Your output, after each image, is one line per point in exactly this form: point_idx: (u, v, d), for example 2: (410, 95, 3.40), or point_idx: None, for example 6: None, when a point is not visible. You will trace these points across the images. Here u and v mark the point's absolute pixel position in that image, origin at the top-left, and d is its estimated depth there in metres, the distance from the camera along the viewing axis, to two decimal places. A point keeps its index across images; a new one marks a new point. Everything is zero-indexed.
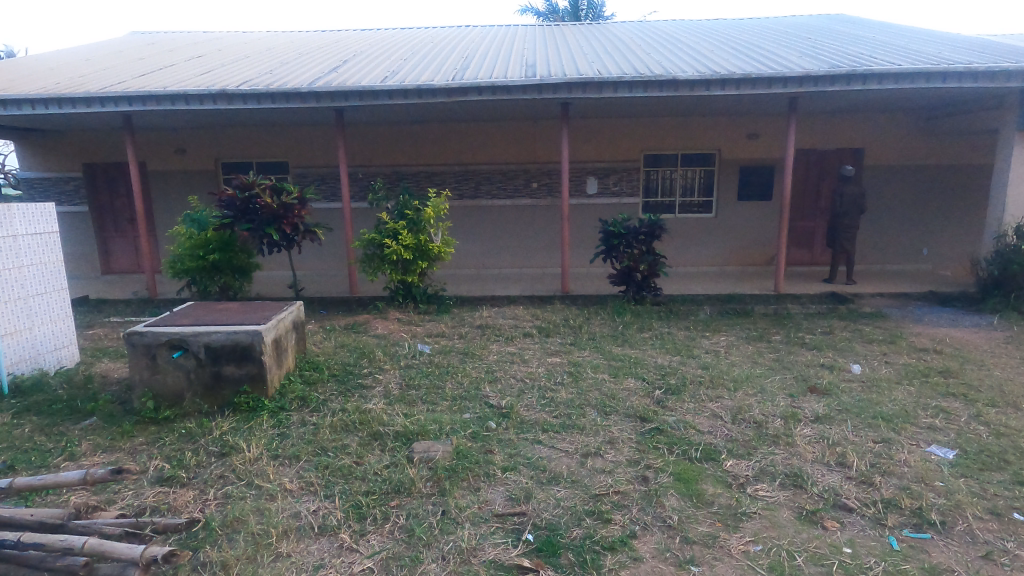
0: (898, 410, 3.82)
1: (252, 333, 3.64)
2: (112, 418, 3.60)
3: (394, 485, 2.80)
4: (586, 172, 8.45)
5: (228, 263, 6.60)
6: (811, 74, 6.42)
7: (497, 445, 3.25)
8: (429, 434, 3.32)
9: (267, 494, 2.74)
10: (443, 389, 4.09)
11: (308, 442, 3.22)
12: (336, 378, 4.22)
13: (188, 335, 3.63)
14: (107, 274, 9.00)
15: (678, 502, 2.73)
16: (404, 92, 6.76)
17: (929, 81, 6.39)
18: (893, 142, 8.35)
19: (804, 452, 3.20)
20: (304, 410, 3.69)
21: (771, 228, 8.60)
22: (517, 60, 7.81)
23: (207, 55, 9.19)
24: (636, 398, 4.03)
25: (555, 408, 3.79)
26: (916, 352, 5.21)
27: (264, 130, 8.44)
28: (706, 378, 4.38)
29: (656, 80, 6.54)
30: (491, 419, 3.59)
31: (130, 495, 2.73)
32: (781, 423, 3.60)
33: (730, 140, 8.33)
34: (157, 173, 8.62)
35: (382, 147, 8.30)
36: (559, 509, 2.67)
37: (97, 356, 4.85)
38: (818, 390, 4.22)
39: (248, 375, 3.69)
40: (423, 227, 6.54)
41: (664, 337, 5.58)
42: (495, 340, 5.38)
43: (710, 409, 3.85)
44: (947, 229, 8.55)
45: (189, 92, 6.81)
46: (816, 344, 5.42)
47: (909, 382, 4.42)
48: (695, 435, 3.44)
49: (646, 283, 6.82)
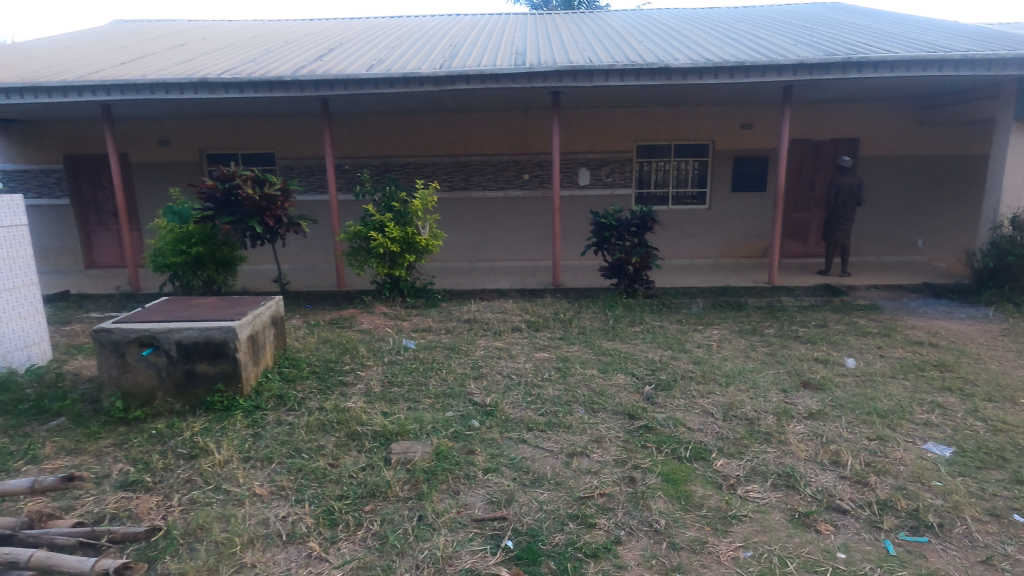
0: (894, 406, 3.73)
1: (226, 330, 3.51)
2: (81, 419, 3.45)
3: (369, 489, 2.67)
4: (577, 163, 8.32)
5: (211, 256, 6.47)
6: (806, 63, 6.32)
7: (480, 446, 3.12)
8: (409, 434, 3.18)
9: (235, 500, 2.61)
10: (427, 386, 3.97)
11: (283, 442, 3.09)
12: (317, 376, 4.09)
13: (158, 332, 3.49)
14: (90, 268, 8.84)
15: (666, 504, 2.62)
16: (391, 81, 6.63)
17: (926, 69, 6.30)
18: (888, 132, 8.25)
19: (798, 451, 3.09)
20: (281, 409, 3.56)
21: (765, 218, 8.49)
22: (507, 49, 7.65)
23: (191, 42, 9.00)
24: (626, 395, 3.91)
25: (541, 406, 3.67)
26: (911, 345, 5.13)
27: (250, 121, 8.29)
28: (698, 374, 4.29)
29: (648, 69, 6.42)
30: (474, 418, 3.46)
31: (90, 501, 2.60)
32: (774, 421, 3.50)
33: (724, 130, 8.20)
34: (139, 164, 8.43)
35: (371, 138, 8.14)
36: (541, 513, 2.55)
37: (70, 354, 4.70)
38: (812, 385, 4.14)
39: (221, 372, 3.55)
40: (411, 219, 6.39)
41: (655, 331, 5.47)
42: (483, 334, 5.26)
43: (700, 405, 3.75)
44: (942, 222, 8.45)
45: (170, 81, 6.65)
46: (810, 338, 5.32)
47: (904, 376, 4.34)
48: (686, 433, 3.34)
49: (638, 276, 6.71)
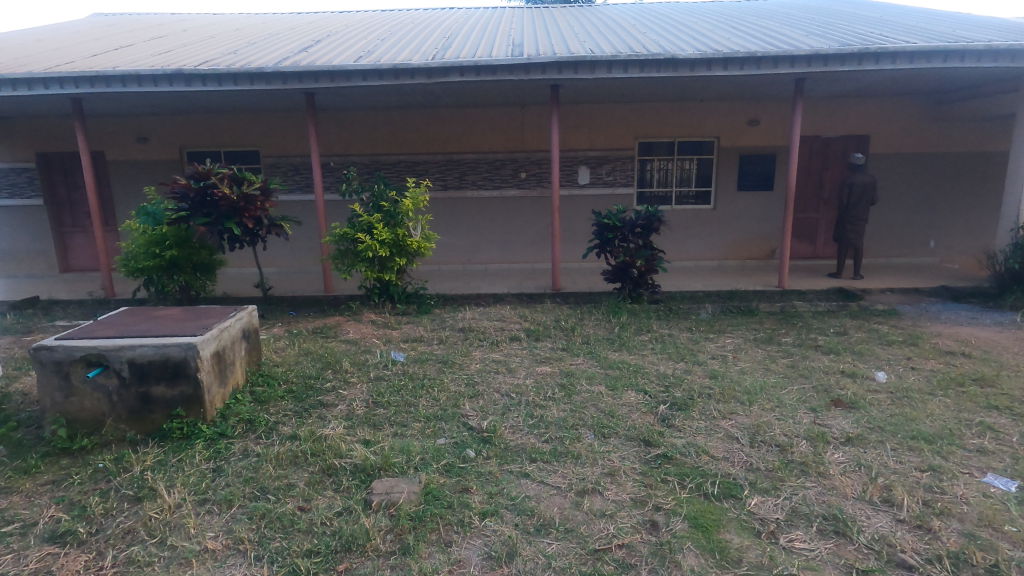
0: (940, 429, 3.31)
1: (185, 346, 3.08)
2: (19, 449, 3.01)
3: (344, 541, 2.25)
4: (577, 161, 7.92)
5: (188, 260, 6.03)
6: (820, 53, 5.93)
7: (476, 482, 2.70)
8: (394, 469, 2.75)
9: (181, 558, 2.19)
10: (416, 407, 3.54)
11: (246, 480, 2.67)
12: (293, 396, 3.65)
13: (108, 349, 3.06)
14: (66, 272, 8.37)
15: (697, 560, 2.22)
16: (379, 73, 6.21)
17: (947, 61, 5.93)
18: (902, 128, 7.88)
19: (842, 487, 2.68)
20: (250, 436, 3.13)
21: (773, 218, 8.10)
22: (503, 40, 7.25)
23: (170, 34, 8.53)
24: (639, 417, 3.50)
25: (545, 431, 3.24)
26: (942, 355, 4.73)
27: (232, 117, 7.85)
28: (716, 390, 3.88)
29: (654, 60, 6.02)
30: (469, 447, 3.04)
31: (7, 562, 2.18)
32: (809, 448, 3.09)
33: (731, 126, 7.81)
34: (116, 162, 7.98)
35: (360, 135, 7.71)
36: (550, 572, 2.15)
37: (22, 369, 4.25)
38: (843, 403, 3.73)
39: (181, 396, 3.12)
40: (401, 220, 5.96)
41: (664, 340, 5.05)
42: (478, 345, 4.84)
43: (724, 429, 3.34)
44: (957, 222, 8.09)
45: (143, 73, 6.21)
46: (831, 347, 4.92)
47: (943, 392, 3.93)
48: (710, 463, 2.93)
49: (643, 279, 6.29)
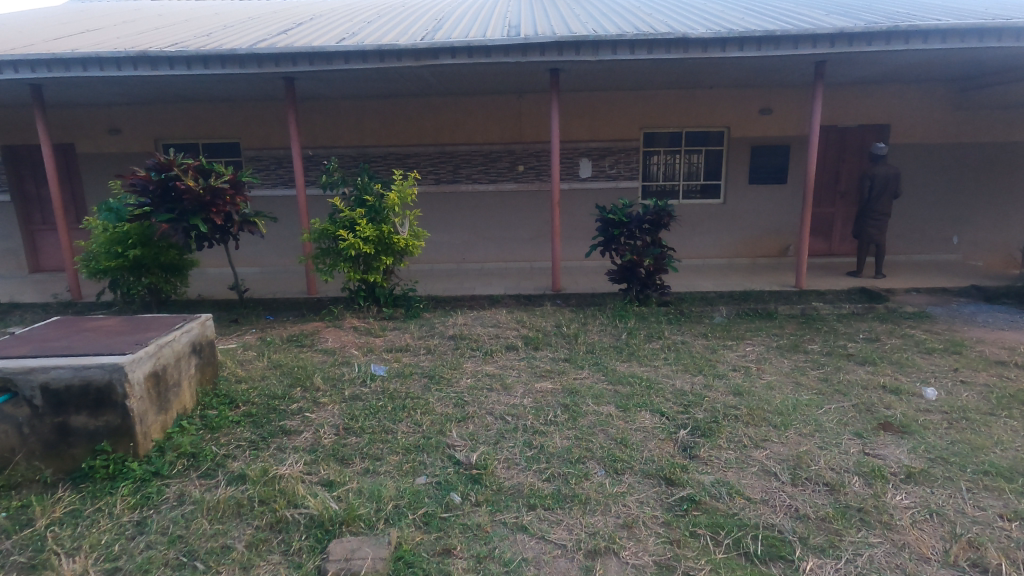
0: (1017, 462, 2.78)
1: (110, 369, 2.55)
2: None
3: None
4: (579, 152, 7.37)
5: (155, 260, 5.48)
6: (845, 32, 5.37)
7: (461, 540, 2.18)
8: (359, 523, 2.23)
9: None
10: (394, 435, 2.99)
11: (171, 541, 2.15)
12: (251, 421, 3.11)
13: (15, 373, 2.52)
14: (36, 272, 7.82)
15: None
16: (363, 55, 5.65)
17: (983, 41, 5.37)
18: (926, 116, 7.34)
19: (917, 546, 2.17)
20: (190, 476, 2.59)
21: (789, 212, 7.56)
22: (499, 21, 6.69)
23: (145, 18, 7.94)
24: (656, 446, 2.96)
25: (546, 467, 2.70)
26: (993, 366, 4.19)
27: (208, 106, 7.29)
28: (744, 411, 3.34)
29: (662, 39, 5.46)
30: (455, 489, 2.51)
31: None
32: (865, 487, 2.56)
33: (745, 115, 7.26)
34: (85, 155, 7.41)
35: (345, 125, 7.16)
36: None
37: None
38: (893, 427, 3.19)
39: (106, 428, 2.58)
40: (386, 215, 5.40)
41: (679, 349, 4.51)
42: (470, 355, 4.30)
43: (758, 461, 2.80)
44: (983, 216, 7.55)
45: (104, 56, 5.64)
46: (866, 357, 4.38)
47: (1006, 412, 3.40)
48: (748, 510, 2.40)
49: (651, 280, 5.73)
